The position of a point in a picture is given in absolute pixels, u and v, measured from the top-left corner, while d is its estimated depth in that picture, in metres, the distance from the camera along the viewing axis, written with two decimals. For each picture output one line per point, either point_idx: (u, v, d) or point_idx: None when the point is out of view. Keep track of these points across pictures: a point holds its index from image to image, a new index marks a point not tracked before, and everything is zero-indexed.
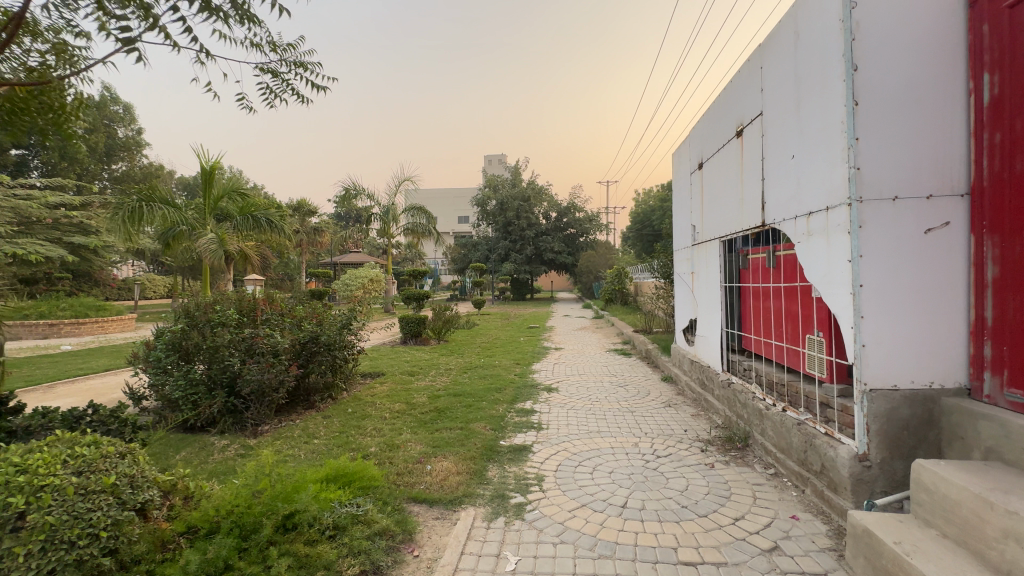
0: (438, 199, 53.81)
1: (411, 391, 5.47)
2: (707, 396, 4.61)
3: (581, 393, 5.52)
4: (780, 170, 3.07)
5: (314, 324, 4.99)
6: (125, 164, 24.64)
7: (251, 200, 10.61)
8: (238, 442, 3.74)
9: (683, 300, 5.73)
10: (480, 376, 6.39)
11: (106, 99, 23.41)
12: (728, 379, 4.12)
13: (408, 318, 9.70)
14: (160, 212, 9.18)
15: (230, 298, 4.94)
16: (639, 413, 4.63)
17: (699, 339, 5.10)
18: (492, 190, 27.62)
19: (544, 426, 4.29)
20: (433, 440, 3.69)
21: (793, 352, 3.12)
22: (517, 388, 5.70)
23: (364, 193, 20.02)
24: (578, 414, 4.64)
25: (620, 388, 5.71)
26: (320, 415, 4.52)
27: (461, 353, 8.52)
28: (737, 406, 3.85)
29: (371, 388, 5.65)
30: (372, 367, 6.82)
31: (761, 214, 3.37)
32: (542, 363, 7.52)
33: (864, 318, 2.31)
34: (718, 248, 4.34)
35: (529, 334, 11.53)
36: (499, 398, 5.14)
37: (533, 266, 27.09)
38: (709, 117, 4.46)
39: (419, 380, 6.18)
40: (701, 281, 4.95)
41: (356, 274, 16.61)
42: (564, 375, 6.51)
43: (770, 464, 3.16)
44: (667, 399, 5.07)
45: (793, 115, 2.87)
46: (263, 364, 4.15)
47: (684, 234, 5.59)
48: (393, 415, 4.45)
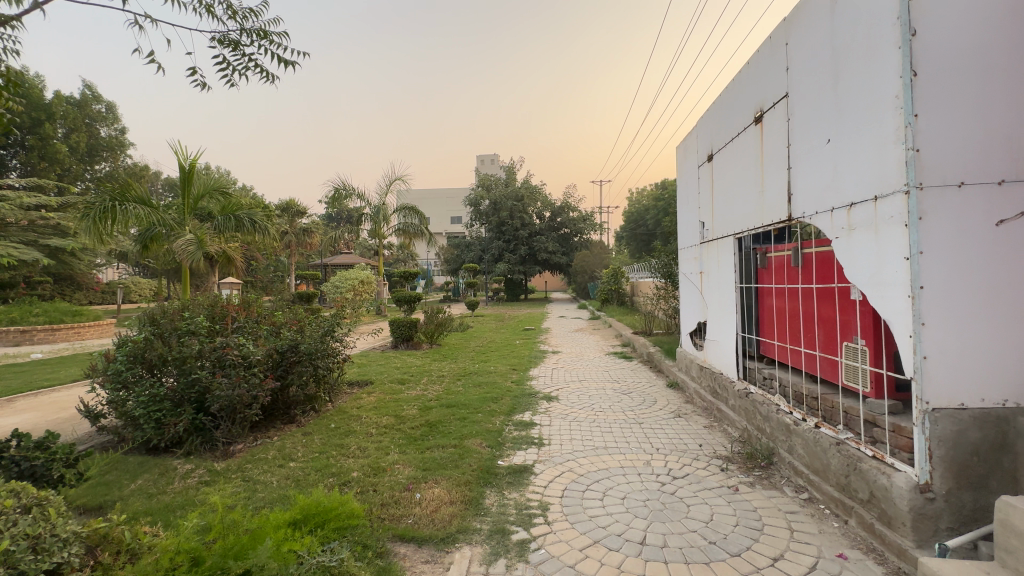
0: (430, 199, 53.33)
1: (401, 402, 5.09)
2: (720, 406, 4.26)
3: (584, 401, 5.16)
4: (812, 157, 2.74)
5: (293, 331, 4.57)
6: (109, 164, 24.01)
7: (234, 199, 10.14)
8: (205, 466, 3.34)
9: (691, 302, 5.40)
10: (475, 383, 6.02)
11: (88, 98, 22.75)
12: (745, 389, 3.79)
13: (399, 321, 9.31)
14: (136, 211, 8.70)
15: (202, 303, 4.52)
16: (647, 425, 4.27)
17: (709, 344, 4.77)
18: (485, 190, 27.26)
19: (545, 441, 3.92)
20: (423, 462, 3.31)
21: (826, 361, 2.78)
22: (515, 397, 5.32)
23: (354, 193, 19.56)
24: (582, 427, 4.28)
25: (625, 395, 5.35)
26: (300, 431, 4.12)
27: (454, 358, 8.14)
28: (756, 419, 3.51)
29: (358, 400, 5.26)
30: (360, 375, 6.42)
31: (786, 208, 3.04)
32: (540, 369, 7.15)
33: (926, 324, 1.97)
34: (732, 247, 4.00)
35: (524, 336, 11.15)
36: (495, 410, 4.77)
37: (527, 266, 26.76)
38: (721, 104, 4.13)
39: (410, 389, 5.79)
40: (712, 282, 4.60)
41: (346, 275, 16.16)
42: (564, 382, 6.15)
43: (802, 487, 2.82)
44: (677, 409, 4.72)
45: (829, 94, 2.54)
46: (234, 378, 3.74)
47: (691, 231, 5.26)
48: (380, 430, 4.07)
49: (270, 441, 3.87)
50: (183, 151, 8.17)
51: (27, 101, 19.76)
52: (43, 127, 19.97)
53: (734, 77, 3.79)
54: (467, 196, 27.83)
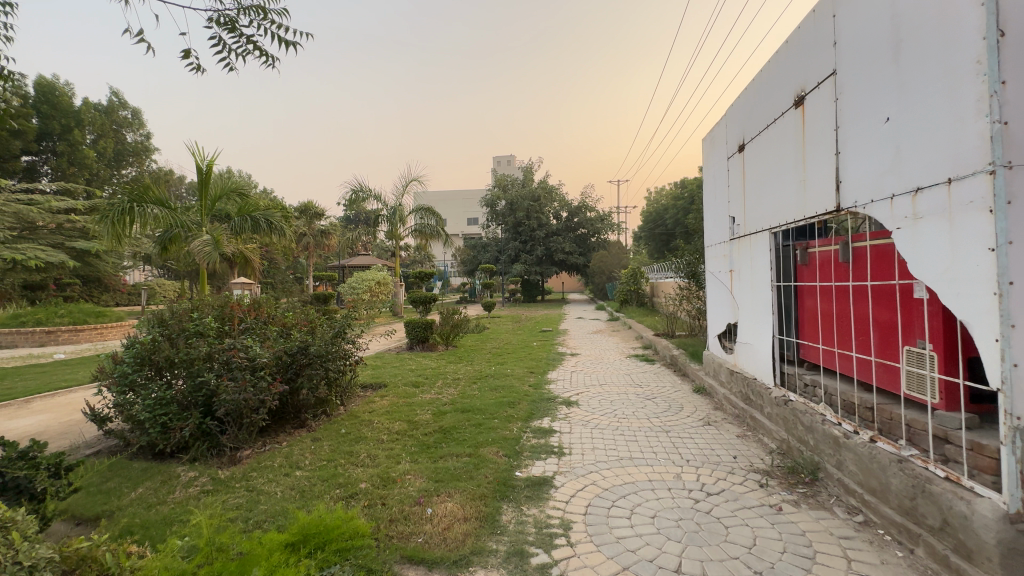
0: (447, 201, 53.45)
1: (414, 406, 4.89)
2: (755, 414, 3.96)
3: (605, 407, 4.90)
4: (866, 140, 2.46)
5: (303, 333, 4.44)
6: (135, 169, 24.60)
7: (251, 200, 10.13)
8: (209, 474, 3.19)
9: (719, 302, 5.10)
10: (491, 387, 5.80)
11: (115, 104, 23.31)
12: (783, 396, 3.50)
13: (414, 322, 9.16)
14: (154, 213, 8.74)
15: (211, 304, 4.41)
16: (676, 434, 3.99)
17: (740, 347, 4.48)
18: (502, 190, 27.10)
19: (565, 451, 3.68)
20: (436, 472, 3.10)
21: (883, 367, 2.48)
22: (532, 402, 5.08)
23: (371, 194, 19.60)
24: (605, 436, 4.02)
25: (649, 401, 5.07)
26: (309, 437, 3.96)
27: (469, 360, 7.94)
28: (798, 430, 3.22)
29: (371, 403, 5.09)
30: (374, 378, 6.26)
31: (833, 197, 2.75)
32: (558, 372, 6.89)
33: (1017, 327, 1.68)
34: (768, 242, 3.71)
35: (541, 338, 10.89)
36: (512, 415, 4.54)
37: (544, 267, 26.49)
38: (755, 89, 3.85)
39: (424, 392, 5.59)
40: (744, 280, 4.31)
41: (362, 276, 16.13)
42: (584, 386, 5.89)
43: (855, 509, 2.53)
44: (706, 416, 4.43)
45: (888, 67, 2.26)
46: (241, 381, 3.58)
47: (719, 226, 4.97)
48: (391, 437, 3.87)
49: (278, 447, 3.72)
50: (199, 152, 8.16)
51: (57, 108, 20.32)
52: (72, 133, 20.52)
53: (771, 58, 3.51)
54: (483, 197, 27.73)
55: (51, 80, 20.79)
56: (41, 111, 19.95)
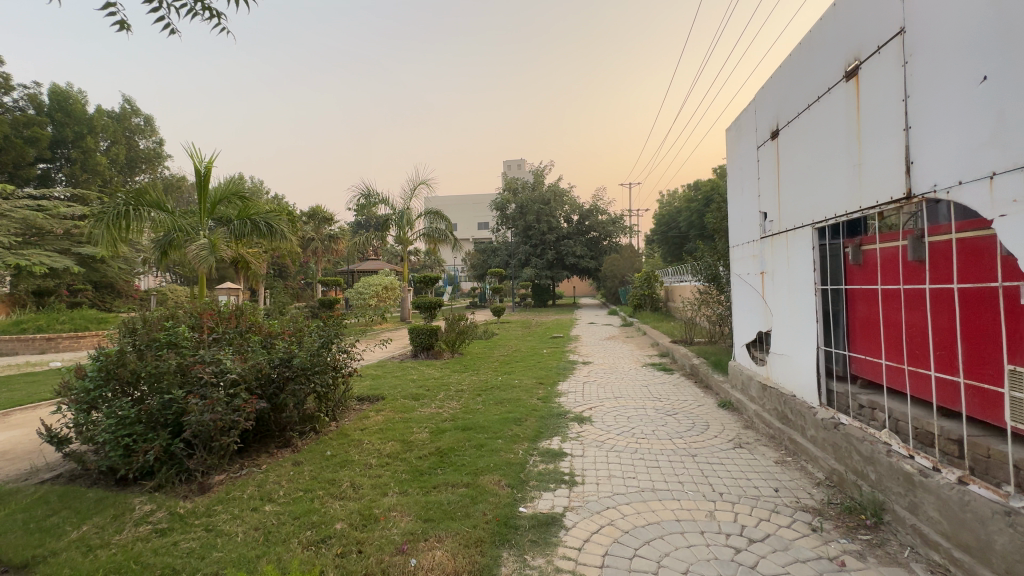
0: (457, 206, 53.32)
1: (411, 423, 4.45)
2: (795, 437, 3.47)
3: (620, 424, 4.43)
4: (950, 107, 1.98)
5: (288, 344, 4.06)
6: (146, 176, 24.71)
7: (251, 203, 9.85)
8: (167, 507, 2.79)
9: (748, 308, 4.60)
10: (496, 400, 5.34)
11: (128, 112, 23.51)
12: (832, 418, 3.00)
13: (418, 329, 8.78)
14: (151, 217, 8.47)
15: (187, 313, 4.05)
16: (704, 459, 3.49)
17: (773, 358, 3.99)
18: (512, 194, 26.74)
19: (577, 478, 3.22)
20: (425, 508, 2.67)
21: (974, 391, 1.99)
22: (540, 418, 4.62)
23: (379, 198, 19.35)
24: (623, 461, 3.53)
25: (670, 417, 4.59)
26: (290, 461, 3.54)
27: (475, 370, 7.50)
28: (854, 460, 2.72)
29: (365, 420, 4.66)
30: (371, 390, 5.83)
31: (902, 182, 2.28)
32: (569, 383, 6.41)
33: None
34: (811, 240, 3.22)
35: (552, 345, 10.40)
36: (518, 435, 4.08)
37: (555, 271, 26.02)
38: (794, 65, 3.38)
39: (424, 406, 5.16)
40: (778, 284, 3.82)
41: (369, 281, 15.81)
42: (597, 399, 5.42)
43: (940, 567, 2.03)
44: (736, 437, 3.93)
45: (984, 11, 1.79)
46: (208, 400, 3.16)
47: (747, 224, 4.49)
48: (380, 461, 3.42)
49: (252, 474, 3.32)
50: (194, 151, 7.97)
51: (71, 116, 20.47)
52: (85, 140, 20.60)
53: (814, 26, 3.04)
54: (493, 201, 27.42)
55: (66, 88, 20.99)
56: (55, 120, 20.12)
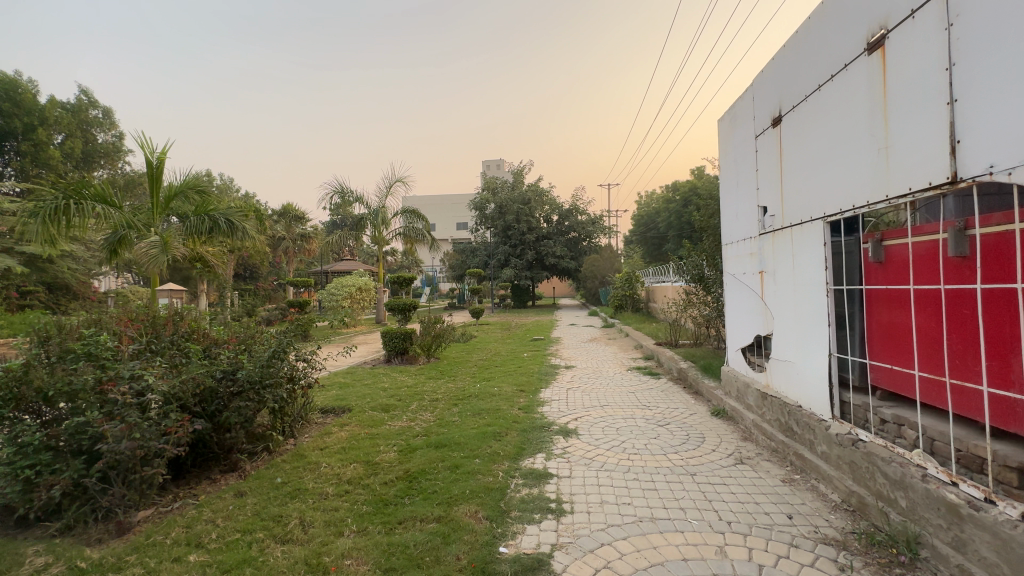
0: (435, 206, 52.60)
1: (378, 441, 3.97)
2: (802, 452, 3.15)
3: (608, 438, 4.07)
4: (1011, 73, 1.66)
5: (234, 354, 3.55)
6: (105, 171, 23.39)
7: (211, 198, 9.17)
8: (67, 559, 2.26)
9: (744, 310, 4.29)
10: (473, 411, 4.90)
11: (84, 104, 22.18)
12: (850, 434, 2.68)
13: (392, 332, 8.29)
14: (94, 210, 7.67)
15: (110, 320, 3.46)
16: (704, 479, 3.14)
17: (774, 365, 3.68)
18: (491, 193, 26.29)
19: (565, 506, 2.82)
20: (385, 554, 2.22)
21: None
22: (522, 432, 4.21)
23: (353, 196, 18.66)
24: (616, 482, 3.14)
25: (662, 428, 4.24)
26: (231, 492, 3.04)
27: (452, 376, 7.05)
28: (879, 483, 2.40)
29: (327, 437, 4.16)
30: (336, 402, 5.32)
31: (944, 164, 1.95)
32: (552, 389, 6.03)
33: None
34: (823, 235, 2.91)
35: (533, 348, 10.01)
36: (498, 452, 3.67)
37: (535, 271, 25.71)
38: (802, 42, 3.07)
39: (394, 419, 4.69)
40: (781, 284, 3.50)
41: (342, 282, 15.13)
42: (583, 408, 5.05)
43: None
44: (736, 452, 3.60)
45: None
46: (122, 425, 2.56)
47: (743, 220, 4.18)
48: (338, 491, 2.94)
49: (183, 512, 2.81)
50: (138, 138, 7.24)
51: (20, 106, 19.11)
52: (37, 133, 19.31)
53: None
54: (472, 200, 26.95)
55: (14, 76, 19.60)
56: (2, 109, 18.75)
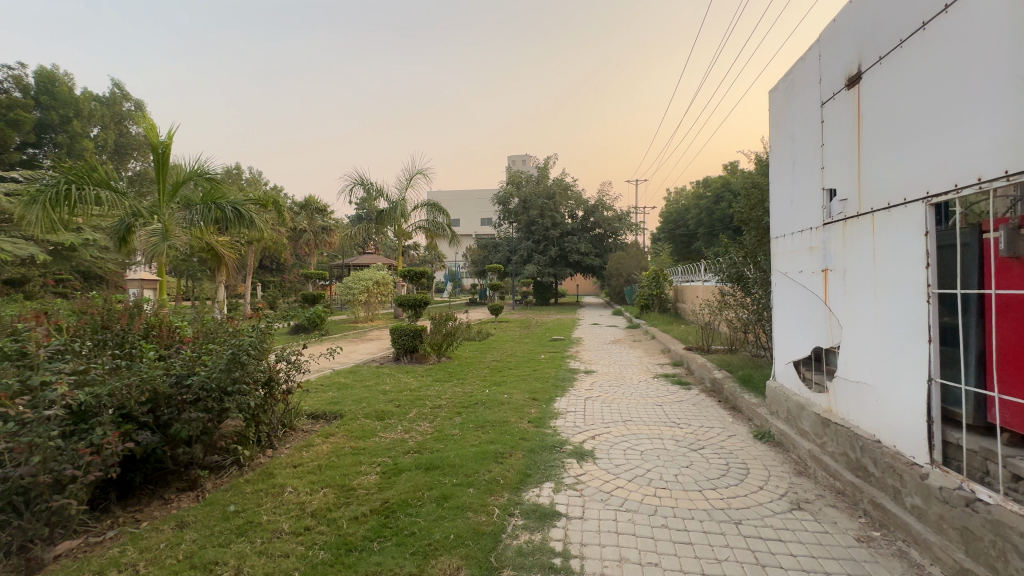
0: (460, 201, 52.38)
1: (361, 458, 3.43)
2: (884, 503, 2.46)
3: (630, 464, 3.43)
4: None
5: (193, 356, 3.08)
6: (138, 163, 23.79)
7: (219, 185, 8.84)
8: None
9: (798, 316, 3.58)
10: (477, 423, 4.34)
11: (118, 97, 22.53)
12: (962, 490, 1.98)
13: (401, 329, 7.81)
14: (98, 195, 7.39)
15: (49, 316, 2.98)
16: (753, 531, 2.47)
17: (840, 385, 2.98)
18: (515, 187, 25.66)
19: (573, 562, 2.21)
20: None
21: None
22: (529, 452, 3.60)
23: (374, 188, 18.35)
24: (640, 531, 2.49)
25: (695, 455, 3.57)
26: (172, 522, 2.54)
27: (461, 378, 6.52)
28: (1014, 567, 1.71)
29: (306, 450, 3.65)
30: (328, 407, 4.83)
31: None
32: (568, 399, 5.41)
33: None
34: (926, 223, 2.19)
35: (551, 349, 9.38)
36: (497, 479, 3.08)
37: (558, 268, 25.02)
38: None
39: (387, 430, 4.17)
40: (854, 285, 2.78)
41: (359, 275, 14.79)
42: (601, 423, 4.42)
43: None
44: (789, 492, 2.92)
45: None
46: (18, 448, 2.02)
47: (802, 208, 3.46)
48: (296, 528, 2.41)
49: (107, 548, 2.31)
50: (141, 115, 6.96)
51: (58, 100, 19.49)
52: (73, 125, 19.64)
53: None
54: (496, 195, 26.42)
55: (51, 69, 20.03)
56: (41, 102, 19.17)
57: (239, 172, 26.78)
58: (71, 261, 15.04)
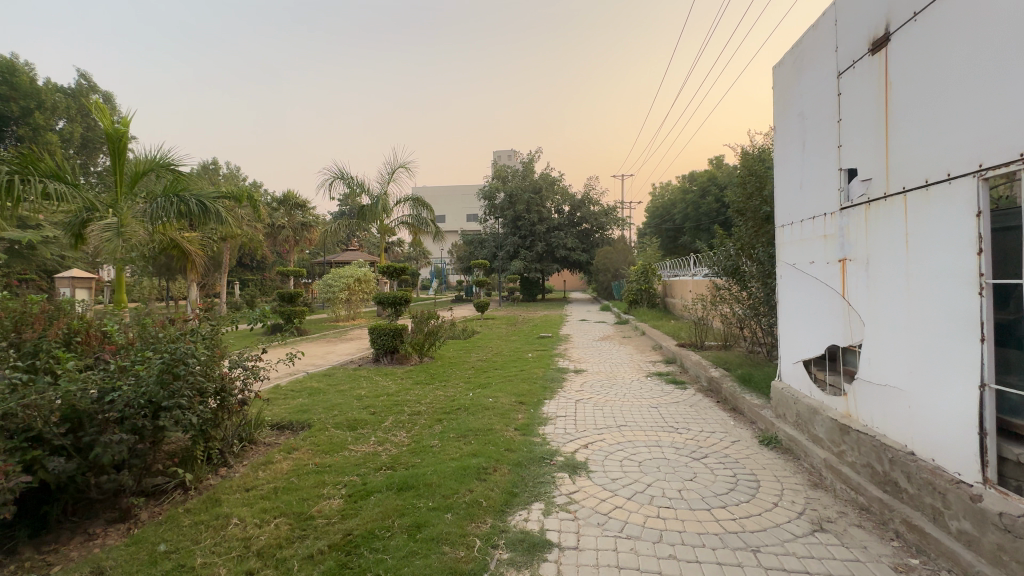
0: (445, 197, 51.76)
1: (326, 478, 3.03)
2: (922, 526, 2.14)
3: (627, 478, 3.08)
4: None
5: (121, 366, 2.65)
6: (107, 158, 22.75)
7: (182, 176, 8.25)
8: None
9: (809, 311, 3.26)
10: (459, 432, 3.95)
11: (84, 88, 21.49)
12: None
13: (380, 329, 7.37)
14: (46, 187, 6.65)
15: None
16: (774, 561, 2.14)
17: (862, 388, 2.66)
18: (500, 181, 25.18)
19: None
20: None
21: None
22: (515, 467, 3.22)
23: (355, 182, 17.75)
24: (644, 563, 2.14)
25: (699, 465, 3.24)
26: (86, 567, 2.10)
27: (443, 380, 6.12)
28: None
29: (263, 469, 3.22)
30: (295, 416, 4.39)
31: None
32: (558, 401, 5.05)
33: None
34: (976, 200, 1.87)
35: (539, 347, 9.02)
36: (479, 500, 2.70)
37: (545, 263, 24.71)
38: None
39: (358, 443, 3.76)
40: (881, 275, 2.46)
41: (340, 272, 14.27)
42: (593, 429, 4.07)
43: None
44: (808, 509, 2.59)
45: None
46: None
47: (814, 191, 3.14)
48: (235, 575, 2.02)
49: None
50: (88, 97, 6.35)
51: (18, 90, 18.34)
52: (34, 117, 18.60)
53: None
54: (482, 190, 25.96)
55: (11, 59, 18.94)
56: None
57: (215, 166, 25.83)
58: (34, 261, 14.27)
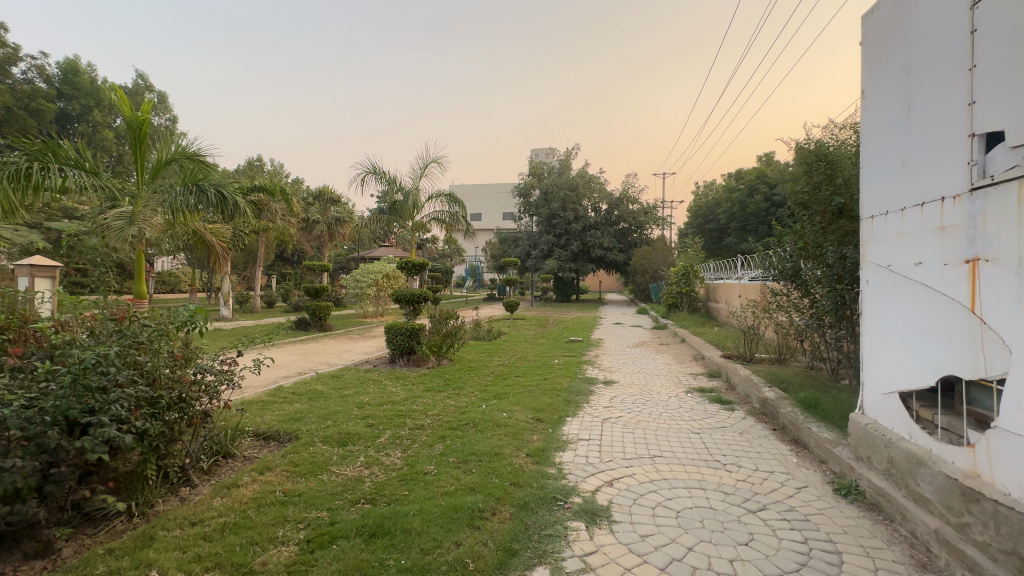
0: (481, 196, 51.67)
1: (289, 512, 2.51)
2: None
3: (660, 534, 2.40)
4: None
5: (41, 373, 2.19)
6: None
7: (202, 167, 8.01)
8: None
9: (911, 327, 2.48)
10: (460, 456, 3.37)
11: (140, 87, 22.36)
12: None
13: (395, 328, 6.90)
14: (65, 177, 6.47)
15: None
16: None
17: (1003, 442, 1.88)
18: (536, 178, 24.56)
19: None
20: None
21: None
22: (519, 510, 2.59)
23: (387, 177, 17.57)
24: None
25: (755, 522, 2.51)
26: None
27: (457, 388, 5.57)
28: None
29: (222, 495, 2.73)
30: (283, 426, 3.93)
31: None
32: (581, 420, 4.38)
33: None
34: None
35: (568, 352, 8.35)
36: (464, 560, 2.09)
37: (580, 263, 23.92)
38: None
39: (343, 464, 3.24)
40: None
41: (369, 268, 14.08)
42: (620, 460, 3.37)
43: None
44: None
45: None
46: None
47: (928, 168, 2.35)
48: None
49: None
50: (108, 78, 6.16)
51: (80, 90, 19.27)
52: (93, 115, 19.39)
53: None
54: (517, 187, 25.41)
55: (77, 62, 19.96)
56: (63, 93, 18.98)
57: (259, 163, 26.48)
58: None
